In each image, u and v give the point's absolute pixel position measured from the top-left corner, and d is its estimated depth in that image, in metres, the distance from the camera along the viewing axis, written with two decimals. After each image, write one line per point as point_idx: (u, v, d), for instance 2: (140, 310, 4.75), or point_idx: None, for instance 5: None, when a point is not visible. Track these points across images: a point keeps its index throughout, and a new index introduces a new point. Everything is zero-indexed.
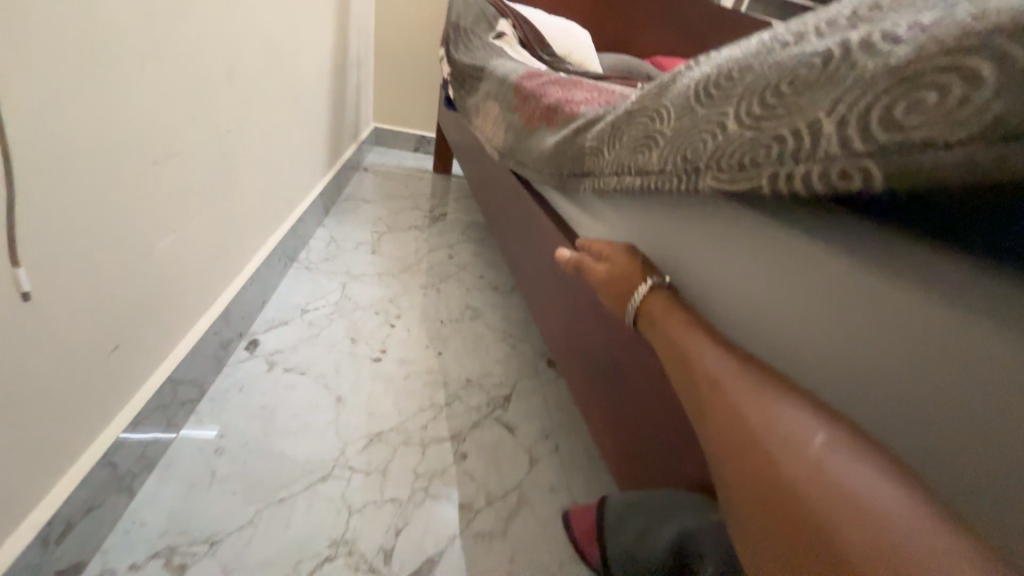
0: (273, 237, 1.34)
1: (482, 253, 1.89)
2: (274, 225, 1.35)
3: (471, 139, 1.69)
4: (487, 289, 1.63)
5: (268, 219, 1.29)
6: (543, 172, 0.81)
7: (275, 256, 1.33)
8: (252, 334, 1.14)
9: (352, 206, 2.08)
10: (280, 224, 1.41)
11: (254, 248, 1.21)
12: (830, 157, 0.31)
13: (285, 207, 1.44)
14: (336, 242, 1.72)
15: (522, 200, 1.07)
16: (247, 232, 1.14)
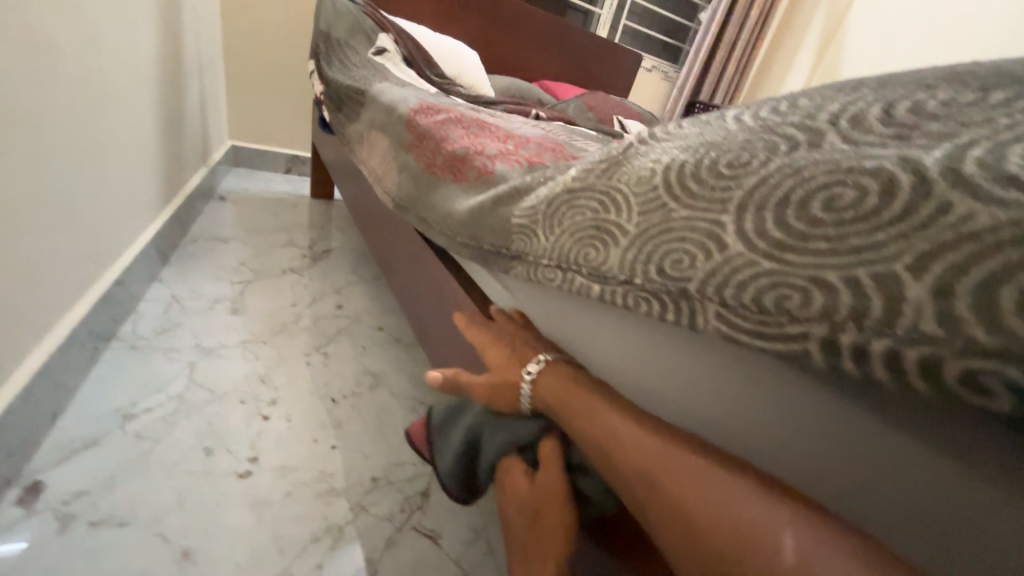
0: (70, 316, 0.96)
1: (378, 298, 1.64)
2: (69, 301, 0.97)
3: (355, 169, 1.45)
4: (388, 344, 1.40)
5: (57, 293, 0.92)
6: (454, 238, 0.65)
7: (74, 343, 0.95)
8: (31, 475, 0.79)
9: (203, 248, 1.67)
10: (82, 295, 1.02)
11: (30, 342, 0.84)
12: (898, 333, 0.24)
13: (89, 269, 1.05)
14: (179, 302, 1.33)
15: (426, 259, 0.90)
16: (10, 323, 0.78)
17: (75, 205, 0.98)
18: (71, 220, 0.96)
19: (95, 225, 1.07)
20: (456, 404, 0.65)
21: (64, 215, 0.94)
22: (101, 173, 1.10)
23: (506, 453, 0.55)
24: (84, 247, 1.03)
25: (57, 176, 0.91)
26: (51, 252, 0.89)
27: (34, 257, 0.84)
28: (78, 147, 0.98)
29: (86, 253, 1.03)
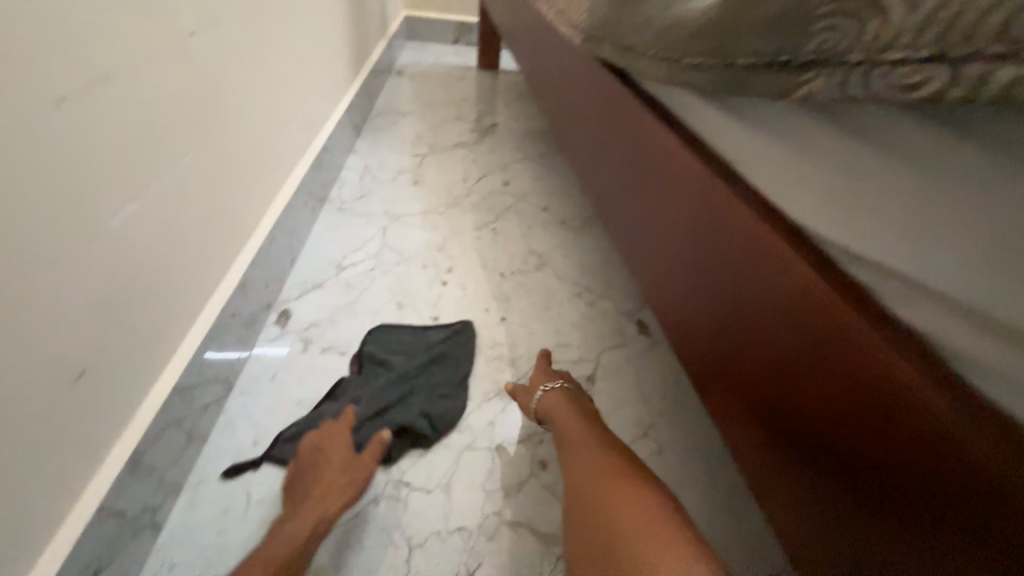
0: (295, 179, 1.11)
1: (543, 175, 1.54)
2: (291, 165, 1.10)
3: (527, 15, 1.24)
4: (554, 225, 1.33)
5: (282, 154, 1.04)
6: (641, 59, 0.54)
7: (299, 201, 1.11)
8: (283, 303, 0.99)
9: (387, 121, 1.76)
10: (300, 159, 1.16)
11: (269, 198, 0.99)
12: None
13: (303, 135, 1.17)
14: (371, 171, 1.46)
15: (613, 98, 0.71)
16: (253, 180, 0.92)
17: (286, 72, 1.06)
18: (285, 86, 1.05)
19: (303, 93, 1.17)
20: (382, 337, 0.94)
21: (280, 80, 1.02)
22: (302, 40, 1.15)
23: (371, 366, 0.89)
24: (298, 114, 1.14)
25: (270, 41, 0.97)
26: (274, 116, 1.00)
27: (263, 120, 0.94)
28: (278, 5, 1.01)
29: (298, 118, 1.13)
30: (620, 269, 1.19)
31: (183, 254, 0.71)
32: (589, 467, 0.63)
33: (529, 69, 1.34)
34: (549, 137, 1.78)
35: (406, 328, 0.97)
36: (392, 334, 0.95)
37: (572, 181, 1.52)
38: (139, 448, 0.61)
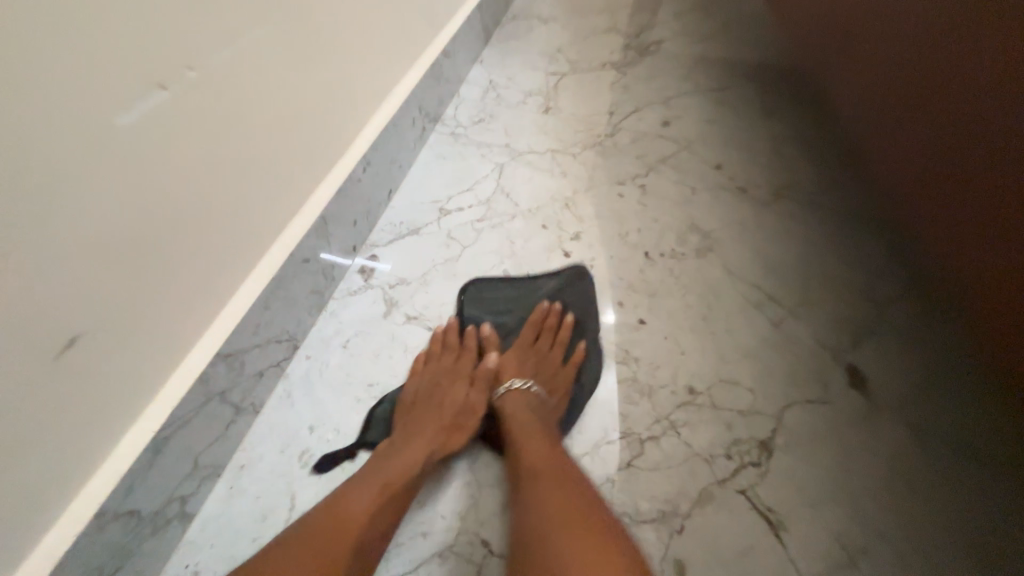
0: (403, 89, 0.87)
1: (719, 119, 1.12)
2: (401, 69, 0.86)
3: None
4: (729, 194, 0.95)
5: (389, 54, 0.80)
6: None
7: (406, 119, 0.87)
8: (371, 247, 0.80)
9: (522, 26, 1.42)
10: (413, 62, 0.90)
11: (366, 111, 0.77)
12: None
13: (420, 31, 0.91)
14: (495, 89, 1.17)
15: None
16: (342, 84, 0.69)
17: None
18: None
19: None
20: (489, 289, 0.77)
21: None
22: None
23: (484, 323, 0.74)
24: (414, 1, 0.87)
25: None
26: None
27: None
28: None
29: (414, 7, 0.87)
30: (827, 278, 0.80)
31: (220, 182, 0.53)
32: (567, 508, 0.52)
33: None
34: (732, 65, 1.30)
35: (501, 282, 0.78)
36: (491, 289, 0.77)
37: (761, 131, 1.08)
38: (159, 438, 0.51)
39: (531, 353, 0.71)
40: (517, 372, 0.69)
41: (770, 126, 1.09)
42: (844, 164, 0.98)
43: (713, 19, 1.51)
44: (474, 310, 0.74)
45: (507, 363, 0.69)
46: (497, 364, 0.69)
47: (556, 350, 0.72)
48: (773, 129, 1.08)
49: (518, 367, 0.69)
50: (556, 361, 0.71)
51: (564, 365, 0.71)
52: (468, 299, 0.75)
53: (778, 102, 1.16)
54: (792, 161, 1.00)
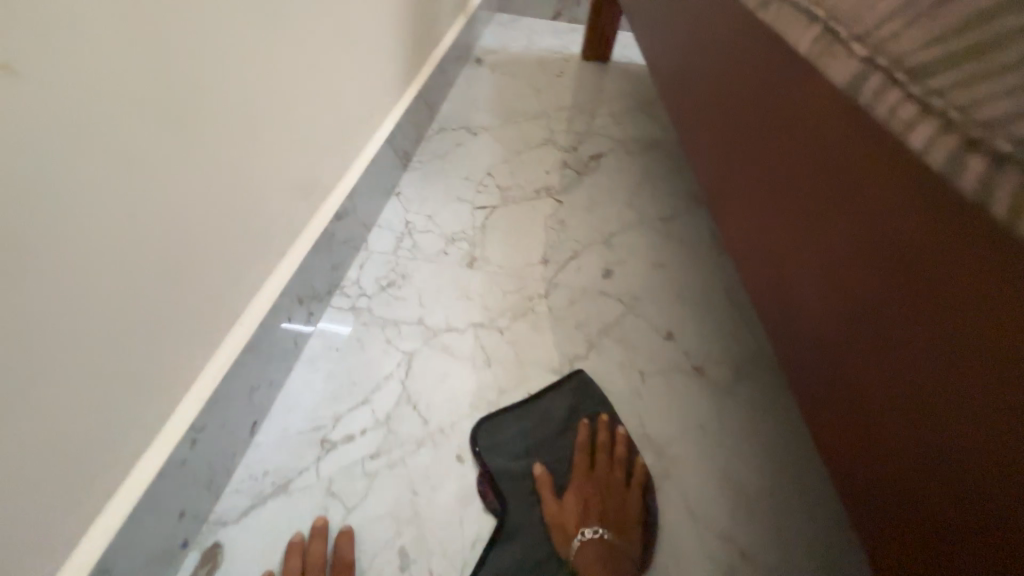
0: (252, 304, 0.66)
1: (667, 265, 1.00)
2: (253, 278, 0.66)
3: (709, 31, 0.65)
4: (683, 378, 0.80)
5: (241, 271, 0.62)
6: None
7: (272, 330, 0.68)
8: (215, 528, 0.59)
9: (451, 143, 1.28)
10: (282, 254, 0.72)
11: (172, 368, 0.54)
12: None
13: (282, 214, 0.70)
14: (412, 234, 1.01)
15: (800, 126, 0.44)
16: (105, 366, 0.45)
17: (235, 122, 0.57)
18: (226, 150, 0.56)
19: (285, 145, 0.68)
20: (502, 422, 0.72)
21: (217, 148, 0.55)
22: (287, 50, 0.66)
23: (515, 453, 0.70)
24: (268, 186, 0.66)
25: (181, 71, 0.48)
26: (184, 214, 0.51)
27: (137, 232, 0.46)
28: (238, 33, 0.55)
29: (287, 196, 0.70)
30: (799, 515, 0.66)
31: None
32: None
33: (688, 111, 0.75)
34: (678, 189, 1.20)
35: (505, 421, 0.72)
36: (503, 425, 0.71)
37: (713, 286, 0.96)
38: None
39: (591, 486, 0.66)
40: (583, 515, 0.63)
41: (722, 278, 0.98)
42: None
43: (655, 127, 1.43)
44: (499, 458, 0.69)
45: (569, 506, 0.65)
46: (562, 511, 0.64)
47: (616, 474, 0.67)
48: (726, 284, 0.96)
49: (583, 509, 0.64)
50: (619, 484, 0.66)
51: (628, 487, 0.66)
52: (488, 441, 0.70)
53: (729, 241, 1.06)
54: (748, 328, 0.87)
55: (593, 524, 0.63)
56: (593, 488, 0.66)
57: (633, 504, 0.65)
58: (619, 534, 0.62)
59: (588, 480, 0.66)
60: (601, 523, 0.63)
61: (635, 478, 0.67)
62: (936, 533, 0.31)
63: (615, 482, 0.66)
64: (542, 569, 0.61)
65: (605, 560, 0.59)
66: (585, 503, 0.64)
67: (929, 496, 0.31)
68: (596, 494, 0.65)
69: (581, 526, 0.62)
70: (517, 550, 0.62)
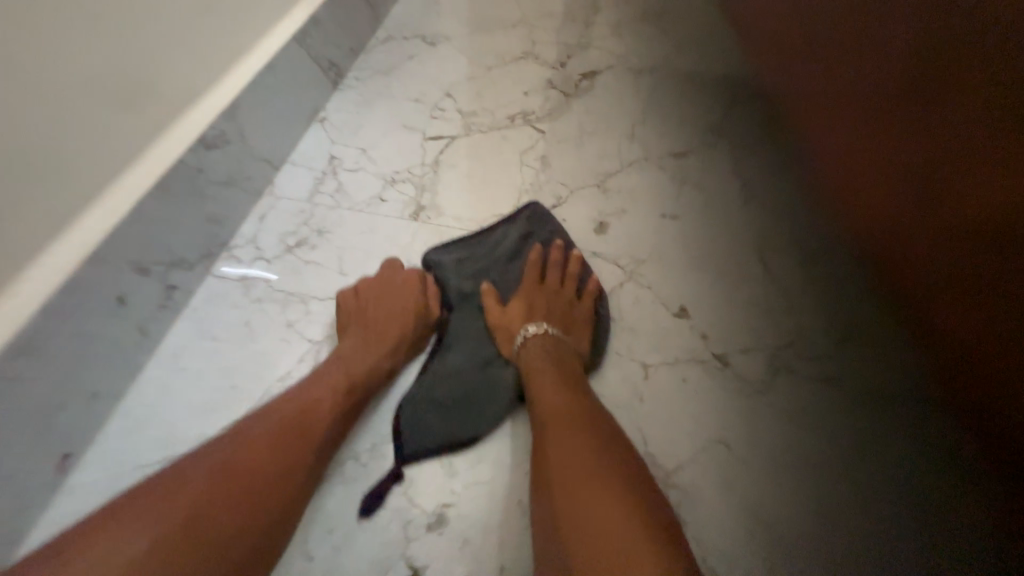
0: (18, 276, 0.40)
1: (679, 215, 0.76)
2: (18, 232, 0.40)
3: None
4: (702, 378, 0.61)
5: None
6: None
7: (90, 324, 0.45)
8: None
9: (402, 54, 0.99)
10: (93, 198, 0.46)
11: None
12: None
13: (69, 120, 0.43)
14: (339, 173, 0.75)
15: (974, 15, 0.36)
16: None
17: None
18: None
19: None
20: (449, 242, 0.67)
21: None
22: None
23: (458, 265, 0.66)
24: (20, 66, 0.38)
25: None
26: None
27: None
28: None
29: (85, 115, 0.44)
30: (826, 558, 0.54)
31: None
32: (575, 444, 0.50)
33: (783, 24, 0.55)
34: (693, 117, 0.93)
35: (455, 242, 0.67)
36: (450, 247, 0.67)
37: (739, 245, 0.73)
38: None
39: (539, 295, 0.64)
40: (526, 318, 0.62)
41: (750, 234, 0.75)
42: (868, 321, 0.66)
43: (669, 37, 1.12)
44: (451, 274, 0.65)
45: (514, 311, 0.63)
46: (503, 319, 0.63)
47: (566, 287, 0.64)
48: (756, 243, 0.74)
49: (527, 312, 0.62)
50: (569, 297, 0.63)
51: (579, 299, 0.64)
52: (439, 259, 0.66)
53: (759, 185, 0.81)
54: (787, 309, 0.67)
55: (537, 324, 0.61)
56: (540, 297, 0.63)
57: (581, 309, 0.63)
58: (565, 333, 0.61)
59: (532, 285, 0.64)
60: (545, 321, 0.62)
61: (588, 291, 0.63)
62: (1001, 356, 0.40)
63: (563, 293, 0.63)
64: (487, 371, 0.62)
65: (548, 357, 0.59)
66: (529, 307, 0.63)
67: (938, 279, 0.43)
68: (545, 297, 0.63)
69: (526, 325, 0.62)
70: (463, 357, 0.62)
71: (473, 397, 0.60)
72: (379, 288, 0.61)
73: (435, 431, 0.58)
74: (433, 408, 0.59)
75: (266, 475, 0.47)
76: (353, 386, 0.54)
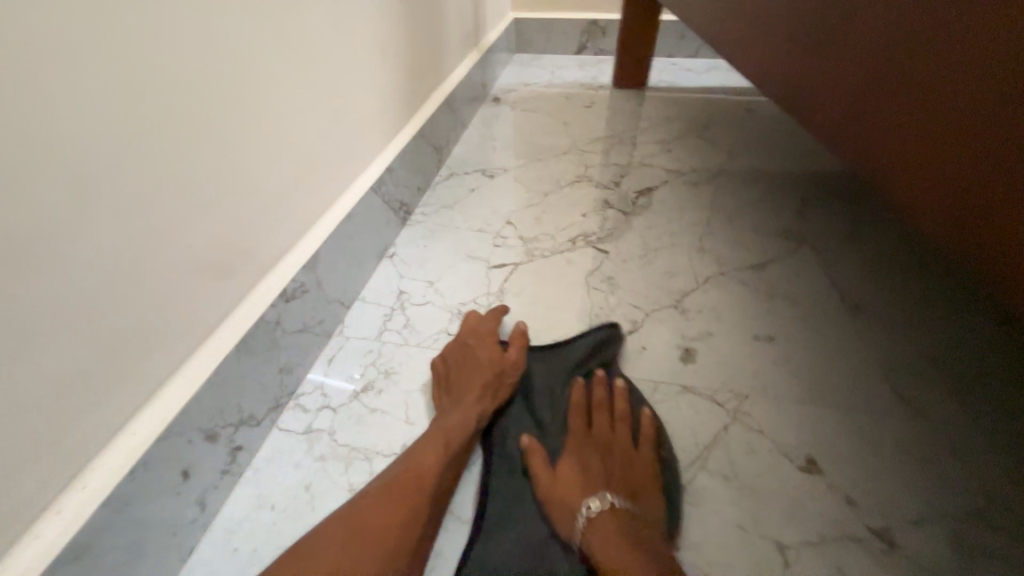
0: (77, 481, 0.37)
1: (776, 336, 0.67)
2: (96, 421, 0.38)
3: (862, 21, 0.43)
4: (860, 562, 0.47)
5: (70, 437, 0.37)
6: None
7: (148, 509, 0.42)
8: None
9: (463, 188, 1.05)
10: (175, 370, 0.45)
11: None
12: None
13: (169, 304, 0.44)
14: (407, 307, 0.75)
15: None
16: None
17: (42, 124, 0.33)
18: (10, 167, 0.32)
19: (183, 184, 0.44)
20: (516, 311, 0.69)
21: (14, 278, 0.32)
22: (192, 46, 0.44)
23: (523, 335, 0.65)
24: (126, 268, 0.40)
25: None
26: None
27: None
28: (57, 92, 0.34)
29: (182, 294, 0.45)
30: None
31: None
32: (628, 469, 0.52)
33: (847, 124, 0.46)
34: (764, 226, 0.89)
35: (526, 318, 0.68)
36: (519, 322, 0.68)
37: (858, 371, 0.62)
38: None
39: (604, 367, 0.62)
40: (594, 422, 0.57)
41: (870, 356, 0.64)
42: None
43: (717, 151, 1.14)
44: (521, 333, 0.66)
45: (577, 412, 0.59)
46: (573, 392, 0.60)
47: (620, 381, 0.61)
48: (883, 367, 0.62)
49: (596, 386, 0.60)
50: (629, 368, 0.62)
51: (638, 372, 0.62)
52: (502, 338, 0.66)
53: (865, 298, 0.72)
54: (954, 458, 0.54)
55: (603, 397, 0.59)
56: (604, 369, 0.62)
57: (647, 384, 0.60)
58: (635, 438, 0.56)
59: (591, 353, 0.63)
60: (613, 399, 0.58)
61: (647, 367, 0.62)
62: None
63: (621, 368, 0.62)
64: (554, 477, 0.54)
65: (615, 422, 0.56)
66: (593, 406, 0.58)
67: None
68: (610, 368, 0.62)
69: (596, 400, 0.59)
70: (526, 460, 0.56)
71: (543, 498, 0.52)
72: (460, 352, 0.62)
73: (511, 545, 0.49)
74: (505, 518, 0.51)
75: (405, 497, 0.48)
76: (450, 441, 0.52)
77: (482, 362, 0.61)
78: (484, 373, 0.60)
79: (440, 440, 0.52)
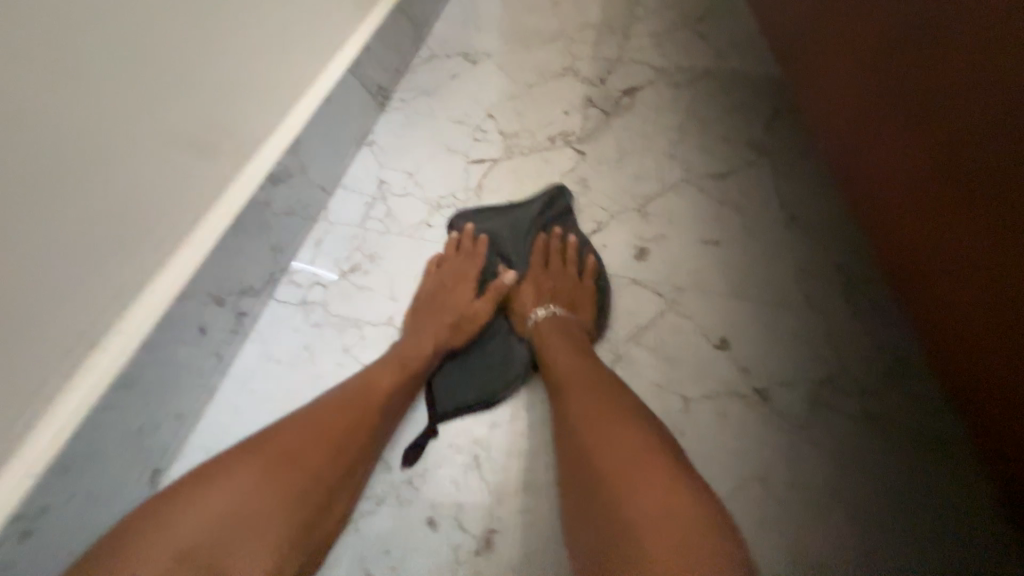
0: (113, 328, 0.44)
1: (721, 241, 0.76)
2: (120, 277, 0.44)
3: None
4: (743, 411, 0.62)
5: (102, 292, 0.43)
6: None
7: (177, 354, 0.50)
8: None
9: (443, 73, 1.01)
10: (180, 241, 0.50)
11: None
12: None
13: (166, 178, 0.47)
14: (388, 196, 0.78)
15: None
16: None
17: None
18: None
19: (159, 54, 0.44)
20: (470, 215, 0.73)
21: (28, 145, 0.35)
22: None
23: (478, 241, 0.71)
24: (122, 142, 0.42)
25: None
26: None
27: None
28: None
29: (177, 170, 0.48)
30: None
31: None
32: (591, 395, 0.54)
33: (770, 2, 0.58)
34: (736, 136, 0.91)
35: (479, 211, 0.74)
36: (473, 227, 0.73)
37: (781, 273, 0.73)
38: None
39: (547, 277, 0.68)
40: (537, 299, 0.66)
41: (797, 261, 0.74)
42: (915, 367, 0.65)
43: (710, 50, 1.10)
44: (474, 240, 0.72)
45: (527, 291, 0.67)
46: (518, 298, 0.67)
47: (570, 270, 0.68)
48: (802, 272, 0.73)
49: (538, 293, 0.67)
50: (572, 277, 0.68)
51: (581, 278, 0.68)
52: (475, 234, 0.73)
53: (806, 210, 0.80)
54: (832, 345, 0.67)
55: (545, 304, 0.66)
56: (549, 278, 0.68)
57: (587, 290, 0.67)
58: (573, 312, 0.65)
59: (538, 265, 0.69)
60: (554, 303, 0.66)
61: (589, 270, 0.69)
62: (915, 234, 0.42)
63: (565, 274, 0.68)
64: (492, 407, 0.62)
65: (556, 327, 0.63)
66: (540, 289, 0.67)
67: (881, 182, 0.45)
68: (558, 277, 0.68)
69: (537, 306, 0.66)
70: (471, 394, 0.62)
71: (494, 367, 0.64)
72: (433, 283, 0.66)
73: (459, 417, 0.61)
74: (461, 376, 0.64)
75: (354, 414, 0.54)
76: (405, 364, 0.59)
77: (455, 292, 0.65)
78: (450, 308, 0.64)
79: (396, 362, 0.59)
